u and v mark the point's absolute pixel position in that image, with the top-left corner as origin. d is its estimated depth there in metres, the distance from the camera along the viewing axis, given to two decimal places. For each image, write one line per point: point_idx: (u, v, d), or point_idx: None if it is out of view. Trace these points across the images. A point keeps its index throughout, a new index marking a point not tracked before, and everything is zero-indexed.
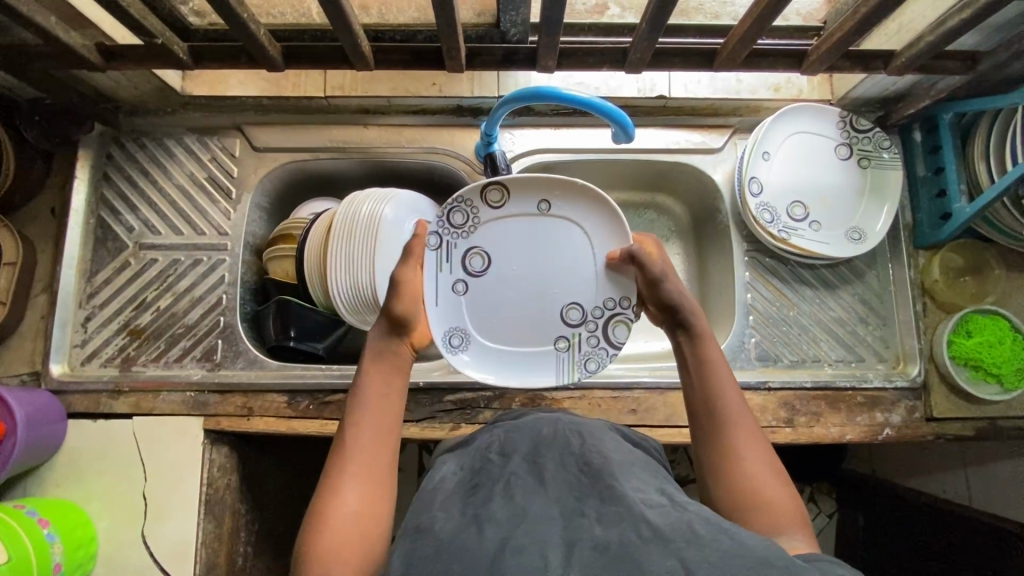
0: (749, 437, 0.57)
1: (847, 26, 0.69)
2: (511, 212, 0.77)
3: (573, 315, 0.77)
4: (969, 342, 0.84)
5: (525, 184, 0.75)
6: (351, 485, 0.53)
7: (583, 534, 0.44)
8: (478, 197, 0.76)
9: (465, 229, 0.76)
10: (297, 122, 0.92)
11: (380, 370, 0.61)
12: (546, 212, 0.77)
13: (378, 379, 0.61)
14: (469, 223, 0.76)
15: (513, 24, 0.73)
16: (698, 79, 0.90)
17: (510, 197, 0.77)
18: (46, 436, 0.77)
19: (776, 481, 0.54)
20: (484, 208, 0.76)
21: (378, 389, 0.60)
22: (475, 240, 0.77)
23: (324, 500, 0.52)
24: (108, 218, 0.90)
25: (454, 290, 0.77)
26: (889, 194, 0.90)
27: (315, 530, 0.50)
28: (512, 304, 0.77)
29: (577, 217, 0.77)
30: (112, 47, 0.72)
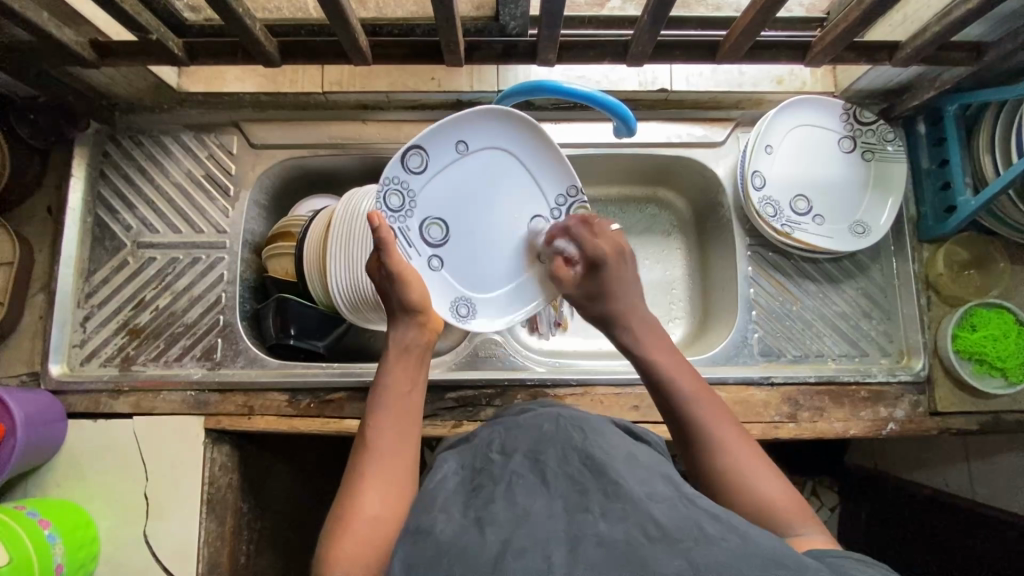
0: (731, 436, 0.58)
1: (851, 17, 0.68)
2: (434, 168, 0.78)
3: (540, 226, 0.83)
4: (974, 336, 0.84)
5: (448, 126, 0.76)
6: (381, 483, 0.54)
7: (587, 531, 0.43)
8: (401, 170, 0.76)
9: (407, 209, 0.77)
10: (294, 118, 0.91)
11: (404, 364, 0.65)
12: (466, 151, 0.79)
13: (408, 373, 0.64)
14: (407, 202, 0.77)
15: (513, 18, 0.72)
16: (700, 71, 0.89)
17: (428, 157, 0.77)
18: (45, 437, 0.77)
19: (772, 479, 0.55)
20: (411, 178, 0.76)
21: (401, 388, 0.62)
22: (424, 212, 0.78)
23: (348, 499, 0.53)
24: (105, 217, 0.89)
25: (431, 267, 0.79)
26: (893, 187, 0.89)
27: (337, 528, 0.51)
28: (485, 239, 0.82)
29: (497, 144, 0.80)
30: (106, 43, 0.71)
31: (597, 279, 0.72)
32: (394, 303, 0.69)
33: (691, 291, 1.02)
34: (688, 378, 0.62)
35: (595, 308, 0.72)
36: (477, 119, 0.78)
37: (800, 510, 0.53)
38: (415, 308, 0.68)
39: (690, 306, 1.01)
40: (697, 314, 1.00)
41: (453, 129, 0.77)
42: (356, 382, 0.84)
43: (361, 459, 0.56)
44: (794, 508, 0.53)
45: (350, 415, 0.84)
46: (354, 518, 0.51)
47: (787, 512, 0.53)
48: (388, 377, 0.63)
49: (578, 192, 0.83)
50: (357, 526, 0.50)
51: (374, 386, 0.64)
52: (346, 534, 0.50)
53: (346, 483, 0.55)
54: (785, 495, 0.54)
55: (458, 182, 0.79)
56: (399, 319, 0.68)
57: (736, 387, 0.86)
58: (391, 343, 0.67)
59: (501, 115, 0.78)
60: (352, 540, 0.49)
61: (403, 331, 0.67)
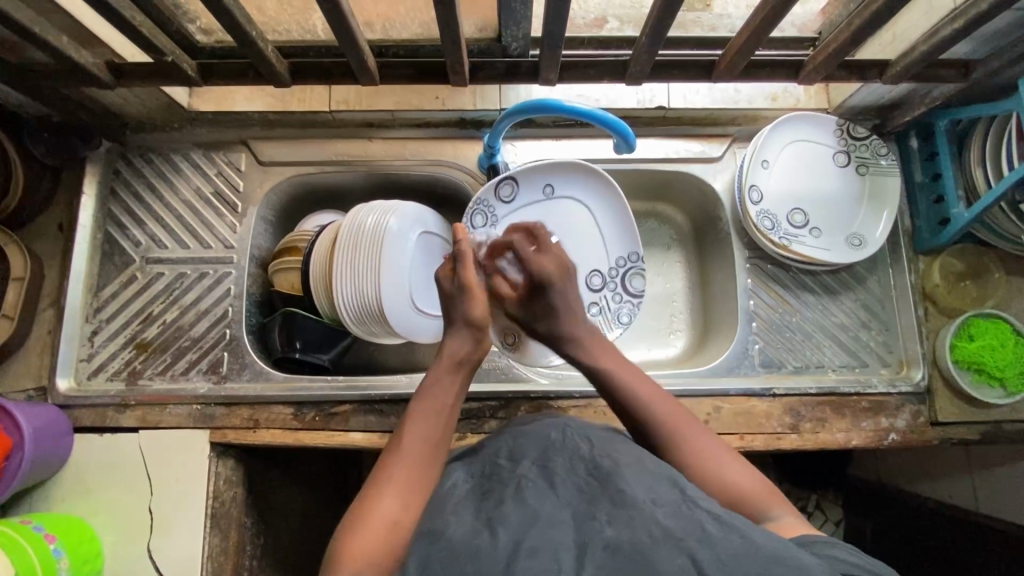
0: (699, 436, 0.60)
1: (842, 37, 0.70)
2: (520, 204, 0.91)
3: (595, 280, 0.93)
4: (972, 346, 0.85)
5: (536, 170, 0.90)
6: (404, 489, 0.54)
7: (594, 536, 0.44)
8: (493, 196, 0.89)
9: (487, 229, 0.90)
10: (303, 136, 0.93)
11: (449, 379, 0.64)
12: (549, 197, 0.92)
13: (447, 389, 0.64)
14: (489, 223, 0.90)
15: (515, 39, 0.74)
16: (696, 89, 0.92)
17: (517, 190, 0.91)
18: (52, 451, 0.77)
19: (746, 472, 0.57)
20: (498, 205, 0.90)
21: (442, 400, 0.63)
22: (500, 238, 0.91)
23: (370, 500, 0.53)
24: (115, 233, 0.90)
25: None
26: (889, 200, 0.91)
27: (354, 523, 0.51)
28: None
29: (577, 194, 0.92)
30: (123, 65, 0.74)
31: (540, 303, 0.72)
32: (455, 313, 0.68)
33: (692, 304, 1.03)
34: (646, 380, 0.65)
35: (540, 328, 0.72)
36: (567, 170, 0.91)
37: (774, 496, 0.56)
38: (477, 323, 0.67)
39: (691, 319, 1.02)
40: (698, 327, 1.02)
41: (545, 172, 0.91)
42: (360, 395, 0.85)
43: (389, 463, 0.57)
44: (770, 496, 0.55)
45: (354, 428, 0.84)
46: (373, 516, 0.51)
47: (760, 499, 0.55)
48: (427, 389, 0.64)
49: (636, 260, 0.93)
50: (374, 526, 0.50)
51: (417, 394, 0.64)
52: (362, 531, 0.50)
53: (370, 484, 0.55)
54: (758, 483, 0.56)
55: (537, 224, 0.92)
56: (460, 331, 0.67)
57: (738, 398, 0.87)
58: (446, 352, 0.66)
59: (585, 170, 0.91)
60: (367, 537, 0.50)
61: (459, 345, 0.66)
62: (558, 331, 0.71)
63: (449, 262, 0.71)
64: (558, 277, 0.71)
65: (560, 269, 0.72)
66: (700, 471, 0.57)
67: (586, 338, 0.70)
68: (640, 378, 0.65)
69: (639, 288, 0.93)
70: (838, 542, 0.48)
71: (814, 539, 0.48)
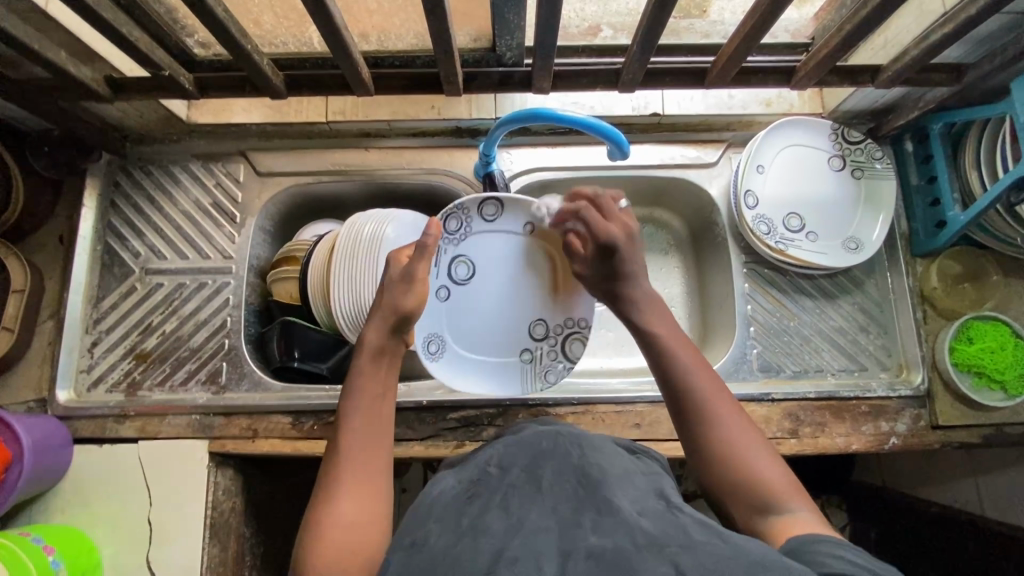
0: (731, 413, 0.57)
1: (832, 43, 0.71)
2: (500, 227, 0.83)
3: (539, 330, 0.85)
4: (971, 349, 0.84)
5: (517, 203, 0.81)
6: (354, 491, 0.54)
7: (578, 542, 0.44)
8: (475, 207, 0.81)
9: (457, 236, 0.82)
10: (300, 147, 0.94)
11: (376, 369, 0.63)
12: (530, 236, 0.83)
13: (379, 378, 0.63)
14: (462, 231, 0.82)
15: (508, 48, 0.75)
16: (691, 96, 0.92)
17: (502, 212, 0.82)
18: (52, 462, 0.78)
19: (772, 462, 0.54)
20: (478, 220, 0.82)
21: (375, 391, 0.62)
22: (463, 250, 0.83)
23: (324, 510, 0.52)
24: (115, 245, 0.91)
25: (437, 294, 0.82)
26: (884, 203, 0.91)
27: (311, 539, 0.50)
28: (483, 307, 0.84)
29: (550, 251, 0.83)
30: (121, 80, 0.75)
31: (612, 263, 0.71)
32: (385, 299, 0.66)
33: (690, 308, 1.03)
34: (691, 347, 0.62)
35: (614, 286, 0.71)
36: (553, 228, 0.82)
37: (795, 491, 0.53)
38: (405, 313, 0.65)
39: (690, 324, 1.02)
40: (695, 332, 1.02)
41: (521, 208, 0.82)
42: None
43: (335, 469, 0.56)
44: (790, 490, 0.52)
45: None
46: (328, 529, 0.51)
47: (781, 490, 0.52)
48: (358, 382, 0.62)
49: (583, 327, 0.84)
50: (331, 539, 0.50)
51: (346, 386, 0.62)
52: (324, 544, 0.50)
53: (320, 494, 0.54)
54: (782, 477, 0.53)
55: (504, 253, 0.84)
56: (384, 318, 0.65)
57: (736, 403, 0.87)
58: (365, 345, 0.64)
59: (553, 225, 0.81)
60: (327, 552, 0.49)
61: (376, 334, 0.65)
62: (625, 289, 0.69)
63: (406, 248, 0.71)
64: (625, 240, 0.71)
65: (626, 228, 0.72)
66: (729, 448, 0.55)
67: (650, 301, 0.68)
68: (686, 345, 0.62)
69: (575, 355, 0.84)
70: (838, 540, 0.46)
71: (811, 539, 0.47)
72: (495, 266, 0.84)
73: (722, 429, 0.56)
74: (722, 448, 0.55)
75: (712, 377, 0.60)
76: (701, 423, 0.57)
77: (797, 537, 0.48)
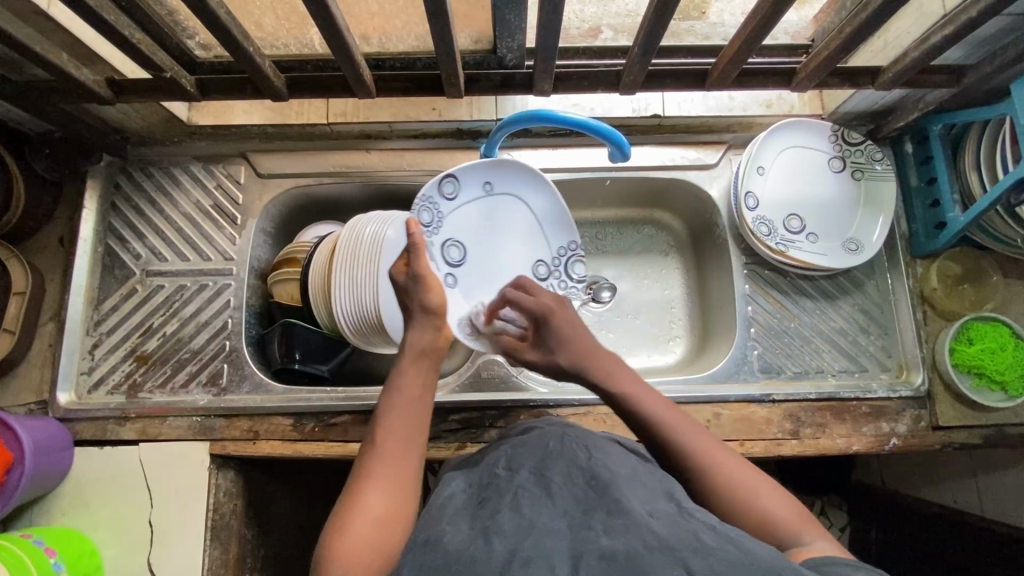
0: (727, 459, 0.57)
1: (832, 46, 0.71)
2: (462, 200, 0.83)
3: (541, 270, 0.89)
4: (971, 349, 0.85)
5: (488, 165, 0.82)
6: (384, 480, 0.55)
7: (589, 545, 0.44)
8: (437, 193, 0.79)
9: (435, 226, 0.80)
10: (301, 148, 0.94)
11: (419, 366, 0.65)
12: (490, 192, 0.85)
13: (419, 374, 0.64)
14: (435, 220, 0.80)
15: (509, 50, 0.75)
16: (691, 98, 0.92)
17: (459, 185, 0.82)
18: (53, 465, 0.78)
19: (780, 498, 0.55)
20: (443, 202, 0.80)
21: (416, 386, 0.63)
22: (447, 233, 0.81)
23: (354, 496, 0.53)
24: (116, 246, 0.91)
25: (447, 284, 0.81)
26: (884, 205, 0.91)
27: (341, 520, 0.51)
28: (490, 268, 0.85)
29: (518, 193, 0.87)
30: (123, 82, 0.75)
31: (548, 334, 0.73)
32: (413, 303, 0.71)
33: (690, 310, 1.03)
34: (667, 405, 0.63)
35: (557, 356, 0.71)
36: (510, 169, 0.85)
37: (808, 524, 0.53)
38: (433, 311, 0.70)
39: (690, 325, 1.02)
40: (696, 334, 1.02)
41: (491, 169, 0.83)
42: (358, 405, 0.85)
43: (370, 457, 0.57)
44: (803, 525, 0.53)
45: (354, 438, 0.84)
46: (359, 512, 0.52)
47: (796, 527, 0.53)
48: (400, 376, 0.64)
49: (576, 248, 0.90)
50: (360, 523, 0.51)
51: (388, 380, 0.64)
52: (351, 527, 0.50)
53: (351, 481, 0.55)
54: (792, 512, 0.54)
55: (482, 216, 0.85)
56: (417, 320, 0.69)
57: (737, 405, 0.87)
58: (407, 344, 0.67)
59: (520, 166, 0.84)
60: (354, 536, 0.50)
61: (419, 337, 0.67)
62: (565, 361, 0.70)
63: (403, 254, 0.72)
64: (558, 308, 0.75)
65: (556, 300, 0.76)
66: (737, 497, 0.55)
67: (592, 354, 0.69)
68: (662, 402, 0.63)
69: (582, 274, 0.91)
70: (851, 563, 0.46)
71: (827, 562, 0.46)
72: (479, 230, 0.85)
73: (721, 482, 0.56)
74: (730, 501, 0.55)
75: (687, 423, 0.61)
76: (702, 480, 0.57)
77: (816, 559, 0.48)
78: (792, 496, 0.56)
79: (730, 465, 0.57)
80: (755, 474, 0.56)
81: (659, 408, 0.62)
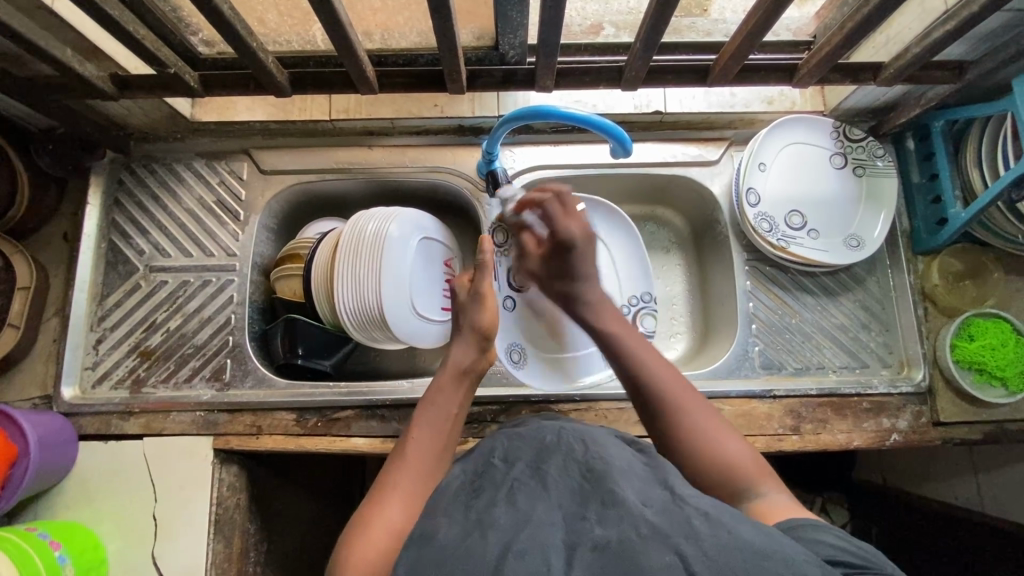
0: (696, 407, 0.61)
1: (833, 41, 0.71)
2: None
3: (608, 315, 0.93)
4: (972, 346, 0.85)
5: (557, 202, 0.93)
6: (406, 495, 0.56)
7: (584, 535, 0.44)
8: None
9: (507, 252, 0.94)
10: (303, 145, 0.94)
11: (454, 389, 0.67)
12: None
13: (451, 398, 0.67)
14: (510, 247, 0.94)
15: (511, 46, 0.75)
16: (693, 95, 0.93)
17: None
18: (58, 459, 0.78)
19: (742, 447, 0.58)
20: None
21: (448, 408, 0.65)
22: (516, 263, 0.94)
23: (375, 506, 0.55)
24: (119, 242, 0.91)
25: (502, 305, 0.93)
26: (886, 201, 0.91)
27: (359, 530, 0.52)
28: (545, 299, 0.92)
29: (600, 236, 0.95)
30: (127, 77, 0.75)
31: (566, 260, 0.75)
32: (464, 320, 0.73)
33: (691, 306, 1.03)
34: (651, 351, 0.66)
35: (561, 285, 0.75)
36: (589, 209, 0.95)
37: (766, 474, 0.56)
38: (483, 331, 0.72)
39: (691, 321, 1.03)
40: (697, 330, 1.02)
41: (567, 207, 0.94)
42: (362, 400, 0.85)
43: (395, 472, 0.59)
44: (761, 474, 0.56)
45: (357, 433, 0.85)
46: (379, 521, 0.53)
47: (754, 475, 0.56)
48: (432, 397, 0.66)
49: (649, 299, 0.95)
50: (379, 533, 0.52)
51: (422, 400, 0.67)
52: (369, 535, 0.51)
53: (373, 493, 0.57)
54: (753, 463, 0.57)
55: None
56: (467, 338, 0.71)
57: (738, 401, 0.87)
58: (451, 363, 0.69)
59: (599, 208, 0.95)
60: (371, 543, 0.51)
61: (462, 354, 0.70)
62: (579, 289, 0.74)
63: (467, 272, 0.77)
64: (582, 238, 0.74)
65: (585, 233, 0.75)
66: (699, 441, 0.58)
67: (600, 302, 0.73)
68: (646, 349, 0.67)
69: (649, 328, 0.94)
70: (825, 524, 0.48)
71: (794, 525, 0.49)
72: None
73: (687, 427, 0.59)
74: (692, 444, 0.58)
75: (667, 368, 0.64)
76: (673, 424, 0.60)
77: (782, 520, 0.50)
78: (755, 450, 0.58)
79: (699, 413, 0.60)
80: (720, 423, 0.59)
81: (643, 354, 0.66)
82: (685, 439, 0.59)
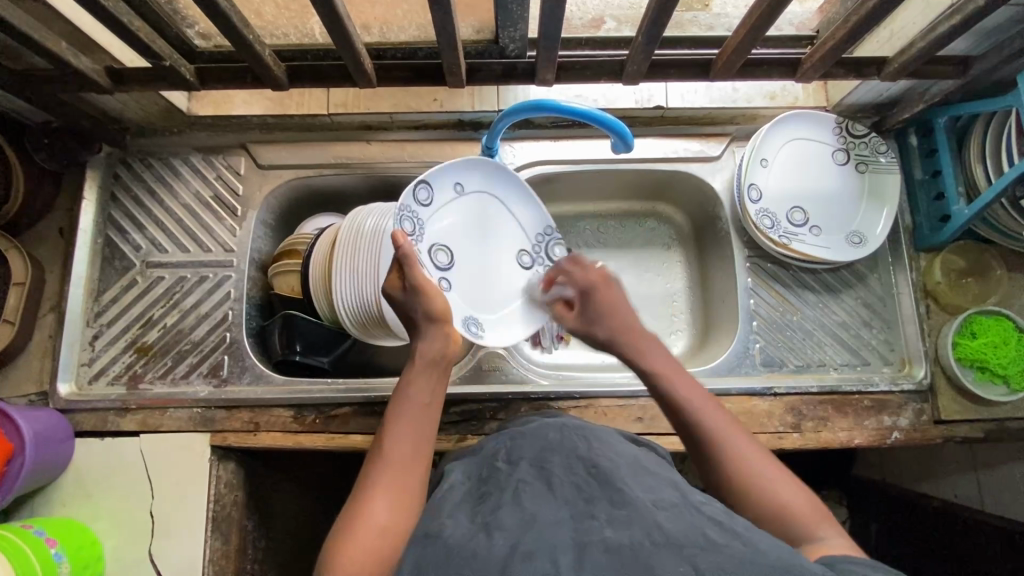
0: (746, 447, 0.58)
1: (837, 35, 0.70)
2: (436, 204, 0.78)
3: (524, 259, 0.87)
4: (974, 344, 0.84)
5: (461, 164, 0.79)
6: (390, 492, 0.55)
7: (593, 535, 0.43)
8: (413, 202, 0.74)
9: (418, 236, 0.75)
10: (301, 140, 0.93)
11: (429, 375, 0.65)
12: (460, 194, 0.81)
13: (428, 384, 0.64)
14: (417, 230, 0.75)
15: (512, 40, 0.74)
16: (695, 88, 0.92)
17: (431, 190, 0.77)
18: (54, 455, 0.78)
19: (795, 489, 0.55)
20: (421, 210, 0.76)
21: (423, 397, 0.63)
22: (433, 240, 0.78)
23: (360, 504, 0.54)
24: (116, 237, 0.91)
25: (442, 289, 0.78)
26: (888, 197, 0.91)
27: (347, 529, 0.52)
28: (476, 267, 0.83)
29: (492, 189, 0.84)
30: (121, 70, 0.74)
31: (591, 307, 0.73)
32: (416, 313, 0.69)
33: (691, 303, 1.03)
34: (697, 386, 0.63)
35: (592, 331, 0.72)
36: (471, 163, 0.80)
37: (818, 515, 0.53)
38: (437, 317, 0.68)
39: (692, 319, 1.02)
40: (697, 327, 1.01)
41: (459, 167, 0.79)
42: (360, 397, 0.85)
43: (376, 468, 0.57)
44: (816, 518, 0.53)
45: (355, 430, 0.84)
46: (366, 520, 0.52)
47: (809, 520, 0.53)
48: (407, 386, 0.64)
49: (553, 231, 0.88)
50: (364, 535, 0.51)
51: (398, 388, 0.64)
52: (355, 535, 0.51)
53: (357, 491, 0.56)
54: (806, 505, 0.54)
55: (458, 222, 0.81)
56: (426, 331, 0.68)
57: (739, 398, 0.86)
58: (418, 354, 0.66)
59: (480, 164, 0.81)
60: (358, 546, 0.50)
61: (431, 344, 0.67)
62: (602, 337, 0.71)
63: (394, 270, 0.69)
64: (601, 282, 0.74)
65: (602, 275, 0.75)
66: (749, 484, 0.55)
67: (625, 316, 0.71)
68: (691, 383, 0.64)
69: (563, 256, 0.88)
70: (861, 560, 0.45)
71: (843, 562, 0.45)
72: (461, 236, 0.82)
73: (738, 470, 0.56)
74: (744, 489, 0.56)
75: (713, 404, 0.62)
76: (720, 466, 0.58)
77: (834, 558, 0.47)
78: (809, 488, 0.55)
79: (748, 452, 0.57)
80: (770, 462, 0.57)
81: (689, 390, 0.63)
82: (733, 485, 0.56)
